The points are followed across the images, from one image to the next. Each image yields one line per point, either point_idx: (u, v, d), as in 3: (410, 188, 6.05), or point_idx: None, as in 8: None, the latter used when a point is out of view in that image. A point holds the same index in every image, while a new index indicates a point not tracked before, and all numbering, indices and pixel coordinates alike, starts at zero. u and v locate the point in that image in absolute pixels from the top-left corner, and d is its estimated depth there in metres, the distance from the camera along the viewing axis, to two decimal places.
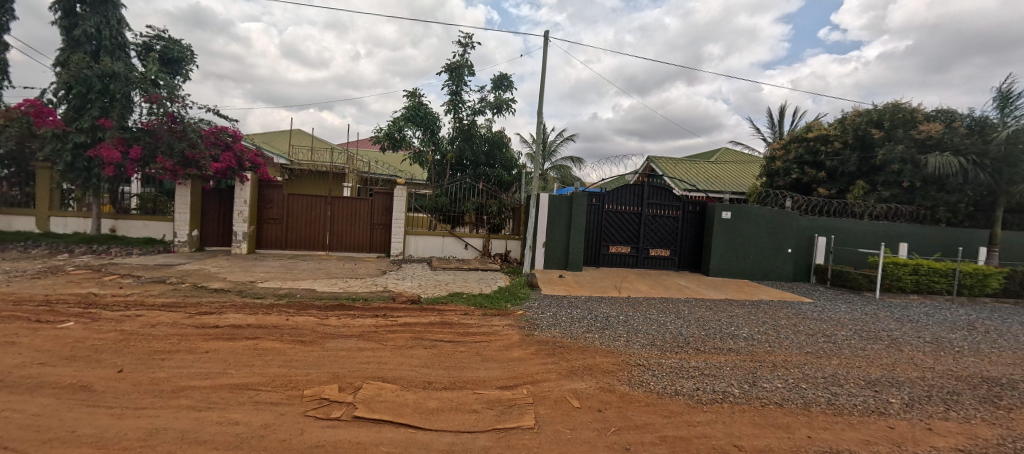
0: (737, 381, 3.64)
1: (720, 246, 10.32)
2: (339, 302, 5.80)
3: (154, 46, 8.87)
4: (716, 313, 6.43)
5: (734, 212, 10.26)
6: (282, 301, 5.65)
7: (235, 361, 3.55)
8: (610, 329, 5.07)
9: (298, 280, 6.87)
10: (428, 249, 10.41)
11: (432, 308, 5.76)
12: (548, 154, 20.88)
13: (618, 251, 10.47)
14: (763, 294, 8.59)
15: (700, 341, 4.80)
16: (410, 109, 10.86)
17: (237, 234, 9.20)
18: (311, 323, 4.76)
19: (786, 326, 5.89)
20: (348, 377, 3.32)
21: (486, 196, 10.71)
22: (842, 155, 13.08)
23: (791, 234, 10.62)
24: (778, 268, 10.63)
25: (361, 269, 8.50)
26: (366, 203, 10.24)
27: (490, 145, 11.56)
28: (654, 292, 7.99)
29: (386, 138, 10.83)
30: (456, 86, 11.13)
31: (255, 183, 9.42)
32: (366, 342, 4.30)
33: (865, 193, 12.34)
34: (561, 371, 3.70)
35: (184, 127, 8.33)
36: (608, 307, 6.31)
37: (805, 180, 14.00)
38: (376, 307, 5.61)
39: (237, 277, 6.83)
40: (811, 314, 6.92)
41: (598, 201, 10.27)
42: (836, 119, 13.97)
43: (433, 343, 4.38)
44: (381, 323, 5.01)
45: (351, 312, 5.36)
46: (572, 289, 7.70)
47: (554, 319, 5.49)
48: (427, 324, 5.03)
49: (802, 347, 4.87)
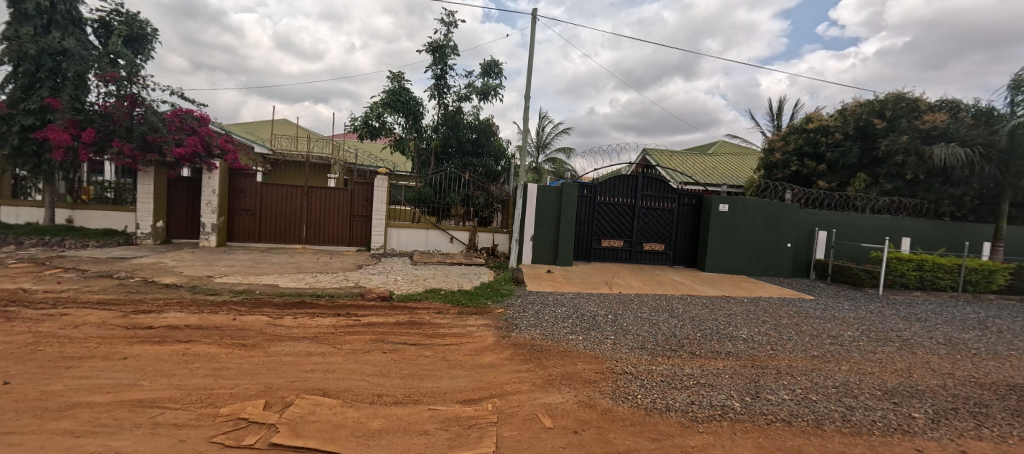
0: (737, 393, 3.18)
1: (717, 240, 9.86)
2: (301, 299, 5.31)
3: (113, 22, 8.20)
4: (712, 311, 5.97)
5: (732, 205, 9.78)
6: (238, 298, 5.15)
7: (152, 371, 3.03)
8: (597, 330, 4.59)
9: (262, 275, 6.33)
10: (411, 242, 9.89)
11: (403, 306, 5.28)
12: (541, 146, 20.30)
13: (610, 245, 10.01)
14: (762, 291, 8.13)
15: (696, 344, 4.33)
16: (391, 94, 10.25)
17: (205, 226, 8.63)
18: (261, 323, 4.24)
19: (788, 326, 5.44)
20: (281, 390, 2.81)
21: (473, 187, 10.18)
22: (843, 146, 12.61)
23: (791, 228, 10.18)
24: (776, 263, 10.20)
25: (336, 263, 7.98)
26: (345, 194, 9.69)
27: (477, 134, 11.01)
28: (647, 288, 7.53)
29: (364, 126, 10.24)
30: (440, 70, 10.53)
31: (224, 172, 8.81)
32: (319, 345, 3.80)
33: (867, 186, 11.91)
34: (536, 381, 3.20)
35: (145, 110, 7.69)
36: (596, 305, 5.82)
37: (804, 172, 13.55)
38: (341, 305, 5.12)
39: (196, 271, 6.28)
40: (814, 312, 6.49)
41: (589, 192, 9.77)
42: (837, 110, 13.50)
43: (395, 347, 3.88)
44: (342, 323, 4.50)
45: (311, 310, 4.86)
46: (559, 285, 7.22)
47: (535, 318, 4.99)
48: (394, 325, 4.53)
49: (808, 350, 4.42)
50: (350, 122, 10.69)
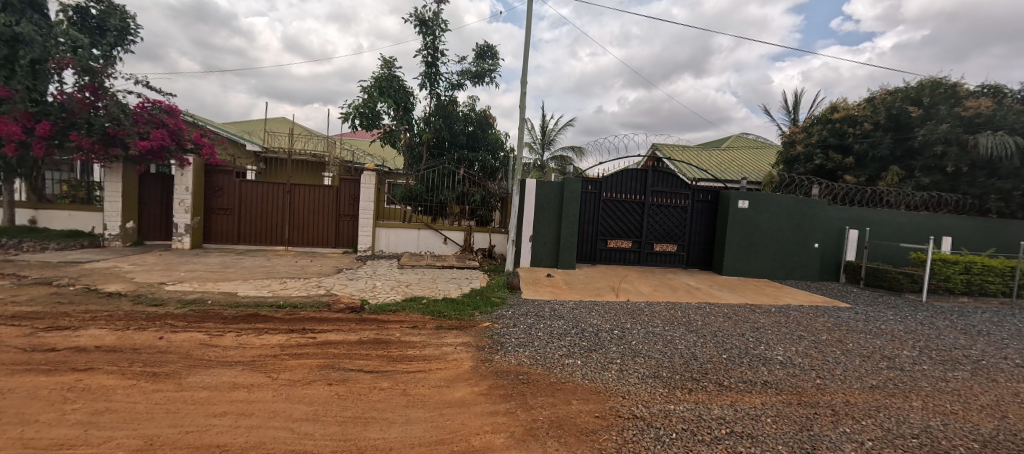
0: (789, 450, 2.32)
1: (736, 240, 8.94)
2: (256, 310, 4.59)
3: (91, 11, 7.54)
4: (737, 324, 5.10)
5: (752, 201, 8.87)
6: (183, 310, 4.45)
7: (8, 416, 2.31)
8: (599, 351, 3.76)
9: (222, 282, 5.63)
10: (401, 243, 9.17)
11: (374, 319, 4.53)
12: (546, 142, 19.46)
13: (617, 245, 9.16)
14: (788, 298, 7.19)
15: (722, 371, 3.47)
16: (381, 81, 9.49)
17: (178, 226, 8.03)
18: (190, 343, 3.53)
19: (830, 344, 4.56)
20: (164, 448, 2.07)
21: (469, 184, 9.45)
22: (873, 137, 11.55)
23: (818, 227, 9.23)
24: (802, 265, 9.24)
25: (314, 267, 7.29)
26: (330, 192, 9.01)
27: (474, 126, 10.26)
28: (658, 294, 6.68)
29: (358, 116, 9.48)
30: (431, 55, 9.69)
31: (199, 168, 8.20)
32: (250, 374, 3.07)
33: (901, 180, 10.87)
34: (515, 431, 2.40)
35: (105, 100, 7.09)
36: (600, 317, 4.97)
37: (828, 167, 12.43)
38: (301, 319, 4.40)
39: (150, 277, 5.60)
40: (855, 324, 5.57)
41: (594, 188, 8.94)
42: (864, 98, 12.46)
43: (345, 375, 3.11)
44: (295, 340, 3.78)
45: (261, 325, 4.13)
46: (559, 292, 6.38)
47: (525, 335, 4.19)
48: (356, 343, 3.79)
49: (863, 379, 3.56)
50: (342, 112, 9.88)
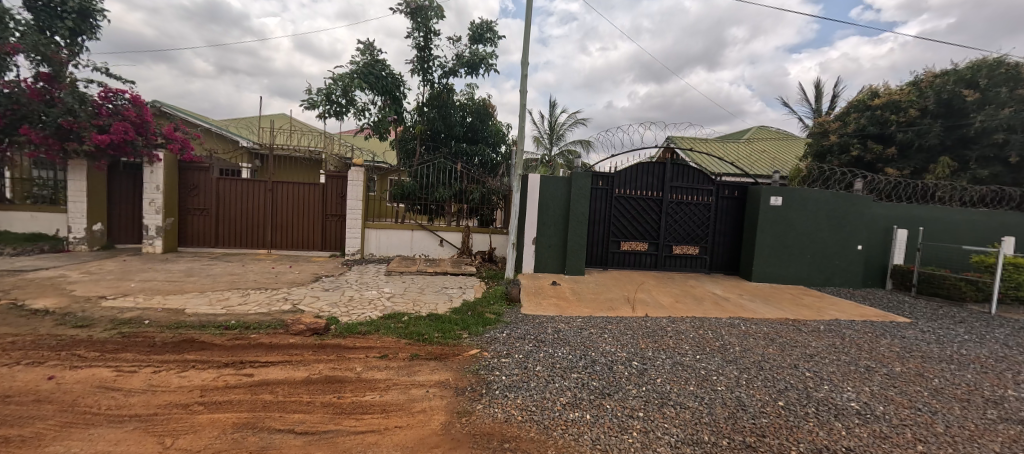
0: None
1: (767, 242, 7.89)
2: (195, 334, 3.80)
3: None
4: (785, 351, 4.14)
5: (786, 198, 7.84)
6: (107, 335, 3.68)
7: None
8: (615, 399, 2.86)
9: (174, 295, 4.86)
10: (392, 246, 8.37)
11: (336, 346, 3.69)
12: (555, 138, 18.52)
13: (632, 248, 8.21)
14: (834, 311, 6.15)
15: (785, 432, 2.54)
16: (363, 67, 8.30)
17: (148, 229, 7.37)
18: (84, 386, 2.75)
19: (912, 382, 3.56)
20: None
21: (468, 180, 8.62)
22: (919, 125, 10.32)
23: (862, 226, 8.13)
24: (842, 270, 8.15)
25: (291, 274, 6.52)
26: (316, 190, 8.24)
27: (473, 118, 9.40)
28: (680, 307, 5.75)
29: (326, 103, 8.11)
30: (423, 38, 8.78)
31: (171, 165, 7.52)
32: (137, 438, 2.25)
33: (952, 172, 9.76)
34: None
35: (61, 90, 6.40)
36: (615, 341, 4.06)
37: (867, 158, 11.23)
38: (246, 347, 3.59)
39: (92, 290, 4.85)
40: (929, 349, 4.55)
41: (605, 184, 8.00)
42: (908, 82, 11.16)
43: (267, 442, 2.24)
44: (226, 380, 2.97)
45: (193, 356, 3.32)
46: (565, 306, 5.46)
47: (519, 371, 3.28)
48: (301, 383, 2.95)
49: (980, 444, 2.58)
50: (303, 95, 8.40)
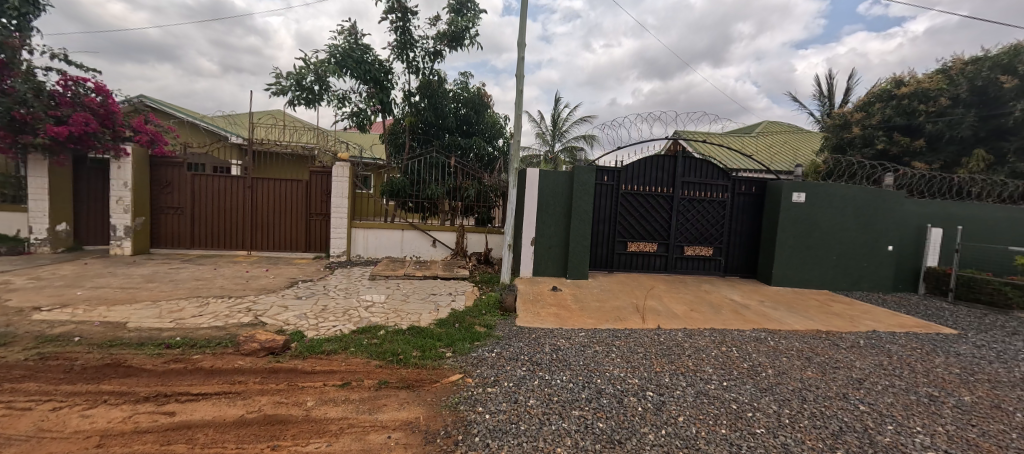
0: None
1: (789, 242, 7.21)
2: (124, 356, 3.20)
3: None
4: (828, 374, 3.48)
5: (810, 194, 7.14)
6: (19, 357, 3.09)
7: None
8: (630, 451, 2.20)
9: (120, 305, 4.27)
10: (381, 246, 7.77)
11: (290, 372, 3.08)
12: (558, 134, 17.83)
13: (640, 250, 7.55)
14: (869, 321, 5.48)
15: None
16: (343, 50, 7.67)
17: (116, 229, 6.83)
18: None
19: (995, 419, 2.88)
20: None
21: (462, 176, 8.00)
22: (951, 115, 9.56)
23: (894, 224, 7.41)
24: (871, 273, 7.44)
25: (266, 278, 5.94)
26: (298, 187, 7.64)
27: (467, 108, 8.77)
28: (696, 317, 5.10)
29: (297, 88, 7.52)
30: (400, 18, 8.13)
31: (141, 160, 6.98)
32: None
33: (989, 166, 9.03)
34: None
35: (12, 78, 5.84)
36: (624, 363, 3.41)
37: (892, 152, 10.47)
38: (180, 372, 2.98)
39: (28, 299, 4.27)
40: (996, 371, 3.86)
41: (611, 179, 7.35)
42: (937, 70, 10.37)
43: None
44: (139, 422, 2.36)
45: (108, 387, 2.72)
46: (566, 317, 4.80)
47: (508, 406, 2.64)
48: (231, 426, 2.33)
49: None
50: (271, 82, 7.81)
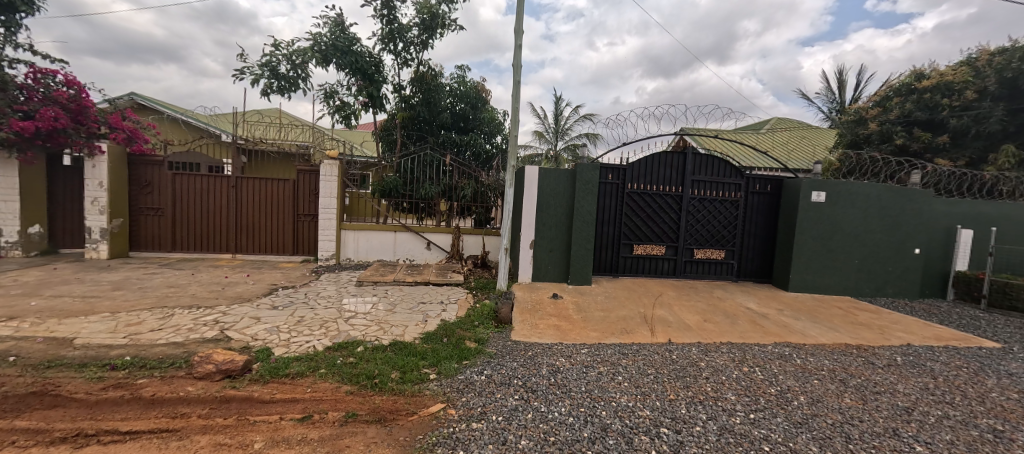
0: None
1: (808, 245, 6.71)
2: (54, 382, 2.77)
3: None
4: (871, 403, 2.99)
5: (831, 193, 6.64)
6: None
7: None
8: None
9: (73, 317, 3.87)
10: (372, 249, 7.35)
11: (244, 400, 2.66)
12: (559, 132, 17.36)
13: (647, 253, 7.08)
14: (902, 332, 4.98)
15: None
16: (327, 39, 7.25)
17: (92, 232, 6.47)
18: None
19: None
20: None
21: (457, 174, 7.56)
22: (977, 109, 9.00)
23: (922, 225, 6.88)
24: (897, 277, 6.92)
25: (245, 284, 5.54)
26: (285, 186, 7.25)
27: (463, 104, 8.35)
28: (711, 329, 4.63)
29: (270, 76, 7.11)
30: (385, 6, 7.71)
31: (117, 158, 6.60)
32: None
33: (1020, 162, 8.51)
34: None
35: None
36: (633, 390, 2.95)
37: (913, 149, 9.91)
38: (114, 401, 2.57)
39: None
40: None
41: (616, 177, 6.89)
42: (961, 61, 9.78)
43: None
44: None
45: (22, 422, 2.30)
46: (567, 329, 4.35)
47: (495, 450, 2.19)
48: None
49: None
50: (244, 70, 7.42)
